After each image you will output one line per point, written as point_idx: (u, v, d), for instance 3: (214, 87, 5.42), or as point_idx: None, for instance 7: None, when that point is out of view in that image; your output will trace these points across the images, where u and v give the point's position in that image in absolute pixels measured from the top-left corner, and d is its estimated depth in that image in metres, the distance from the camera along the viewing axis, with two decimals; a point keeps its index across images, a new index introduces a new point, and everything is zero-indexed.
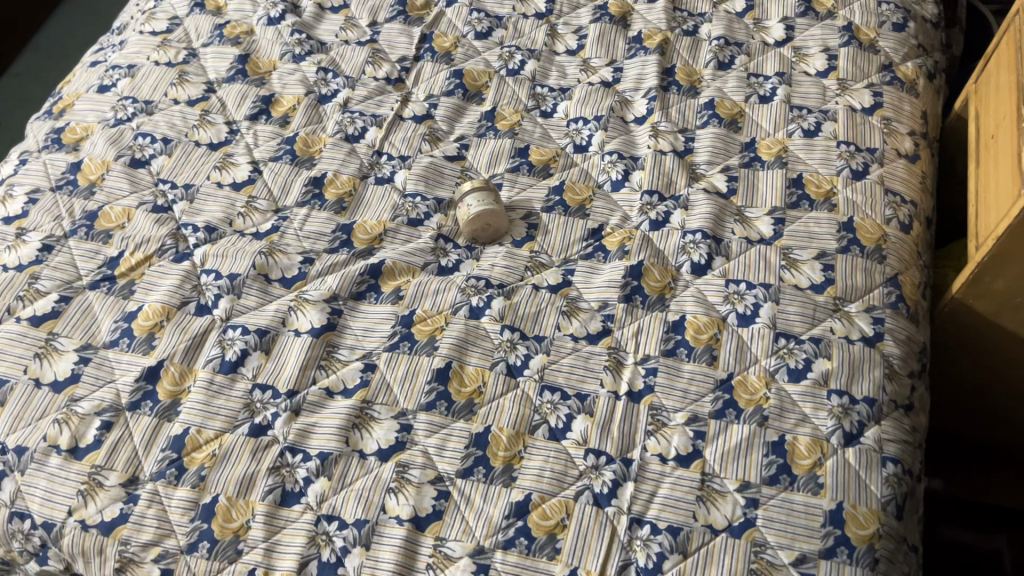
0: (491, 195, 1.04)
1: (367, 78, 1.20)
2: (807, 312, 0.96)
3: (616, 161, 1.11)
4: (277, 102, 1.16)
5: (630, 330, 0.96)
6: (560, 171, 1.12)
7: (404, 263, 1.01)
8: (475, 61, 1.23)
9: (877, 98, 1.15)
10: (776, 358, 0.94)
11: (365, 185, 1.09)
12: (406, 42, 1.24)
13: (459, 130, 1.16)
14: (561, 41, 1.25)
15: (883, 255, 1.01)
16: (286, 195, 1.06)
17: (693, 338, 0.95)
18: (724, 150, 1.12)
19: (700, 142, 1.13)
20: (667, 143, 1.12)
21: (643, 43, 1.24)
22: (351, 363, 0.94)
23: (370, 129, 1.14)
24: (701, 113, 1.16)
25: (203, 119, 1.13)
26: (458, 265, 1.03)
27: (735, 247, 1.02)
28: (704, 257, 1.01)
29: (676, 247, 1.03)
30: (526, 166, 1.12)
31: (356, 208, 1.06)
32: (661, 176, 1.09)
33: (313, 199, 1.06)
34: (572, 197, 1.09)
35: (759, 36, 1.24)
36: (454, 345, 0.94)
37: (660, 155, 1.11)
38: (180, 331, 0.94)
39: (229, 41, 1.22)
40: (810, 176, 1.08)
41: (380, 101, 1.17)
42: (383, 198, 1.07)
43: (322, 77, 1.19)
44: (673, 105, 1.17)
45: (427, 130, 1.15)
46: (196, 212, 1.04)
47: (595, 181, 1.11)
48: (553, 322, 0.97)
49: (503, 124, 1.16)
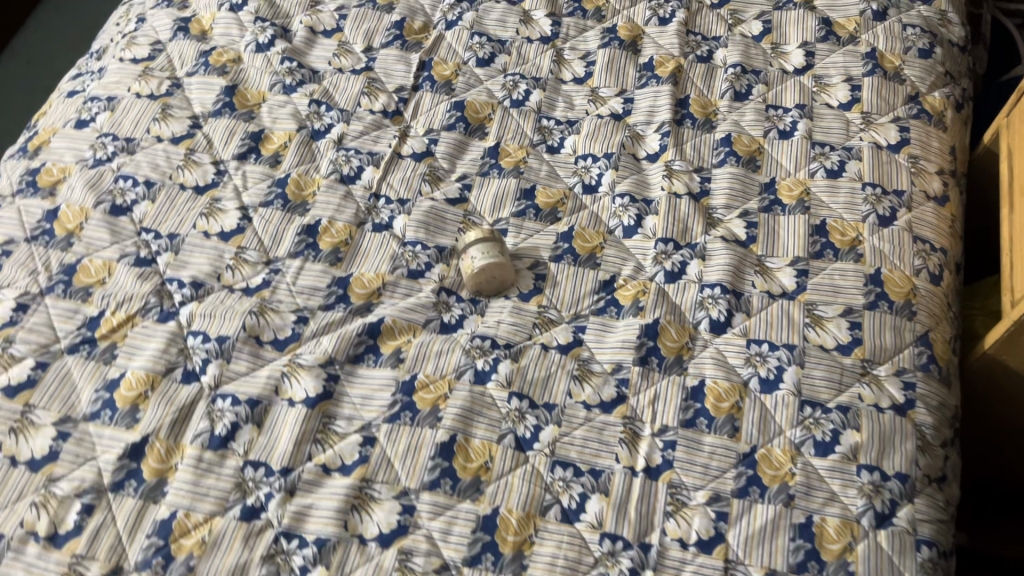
0: (496, 246, 0.98)
1: (362, 110, 1.13)
2: (834, 377, 0.91)
3: (628, 204, 1.05)
4: (267, 139, 1.09)
5: (646, 397, 0.90)
6: (568, 215, 1.05)
7: (405, 321, 0.95)
8: (477, 91, 1.16)
9: (904, 134, 1.09)
10: (801, 429, 0.88)
11: (362, 233, 1.02)
12: (404, 70, 1.17)
13: (461, 168, 1.09)
14: (568, 68, 1.18)
15: (912, 311, 0.96)
16: (278, 244, 1.00)
17: (713, 407, 0.89)
18: (742, 192, 1.05)
19: (717, 183, 1.06)
20: (681, 184, 1.06)
21: (655, 71, 1.17)
22: (349, 436, 0.88)
23: (366, 168, 1.07)
24: (718, 149, 1.09)
25: (188, 159, 1.06)
26: (462, 321, 0.96)
27: (756, 302, 0.96)
28: (723, 314, 0.95)
29: (693, 302, 0.97)
30: (533, 210, 1.05)
31: (352, 259, 1.00)
32: (676, 222, 1.03)
33: (307, 249, 1.00)
34: (582, 244, 1.02)
35: (778, 62, 1.18)
36: (458, 416, 0.88)
37: (675, 198, 1.04)
38: (165, 402, 0.88)
39: (215, 71, 1.15)
40: (835, 222, 1.02)
41: (376, 137, 1.10)
42: (381, 247, 1.01)
43: (315, 110, 1.12)
44: (688, 141, 1.10)
45: (427, 169, 1.08)
46: (182, 265, 0.97)
47: (606, 225, 1.04)
48: (564, 387, 0.91)
49: (507, 161, 1.10)
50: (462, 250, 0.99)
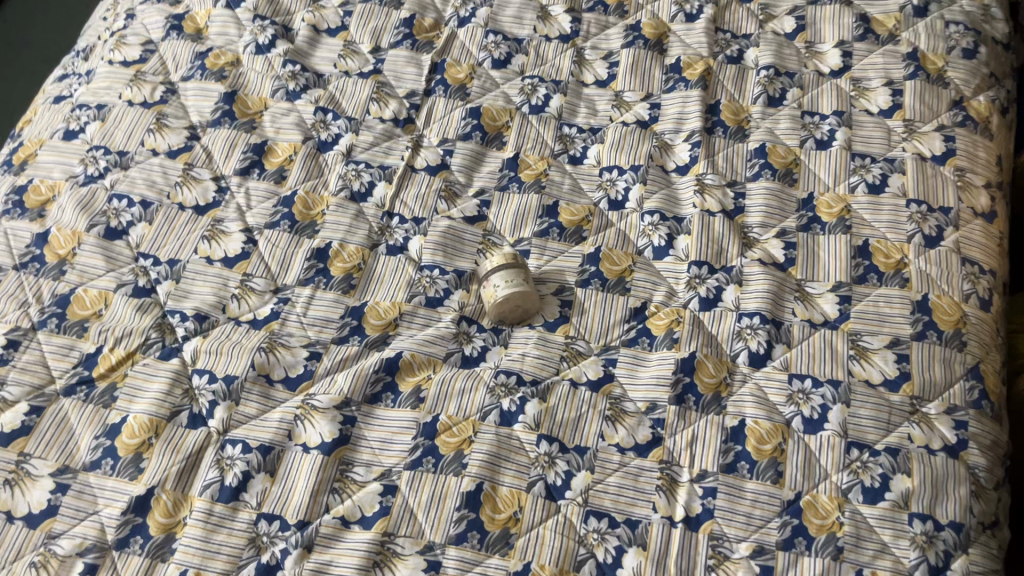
0: (519, 272, 0.92)
1: (371, 119, 1.06)
2: (882, 416, 0.86)
3: (658, 222, 0.98)
4: (271, 152, 1.02)
5: (682, 439, 0.85)
6: (594, 234, 0.98)
7: (425, 355, 0.89)
8: (493, 95, 1.08)
9: (949, 144, 1.02)
10: (848, 474, 0.83)
11: (375, 256, 0.95)
12: (415, 73, 1.09)
13: (478, 182, 1.02)
14: (589, 69, 1.11)
15: (962, 341, 0.90)
16: (286, 271, 0.93)
17: (754, 450, 0.84)
18: (779, 210, 0.99)
19: (752, 200, 1.00)
20: (715, 201, 0.99)
21: (683, 73, 1.10)
22: (368, 485, 0.82)
23: (378, 184, 1.01)
24: (751, 161, 1.03)
25: (187, 175, 0.99)
26: (485, 354, 0.90)
27: (797, 333, 0.91)
28: (763, 346, 0.90)
29: (730, 333, 0.91)
30: (556, 229, 0.98)
31: (365, 286, 0.93)
32: (710, 243, 0.96)
33: (317, 276, 0.93)
34: (610, 267, 0.96)
35: (813, 63, 1.11)
36: (485, 462, 0.83)
37: (708, 217, 0.98)
38: (171, 450, 0.82)
39: (212, 75, 1.07)
40: (878, 242, 0.96)
41: (388, 148, 1.03)
42: (396, 273, 0.94)
43: (321, 118, 1.05)
44: (719, 152, 1.04)
45: (443, 185, 1.01)
46: (184, 295, 0.91)
47: (634, 246, 0.98)
48: (595, 429, 0.85)
49: (528, 174, 1.03)
50: (483, 276, 0.93)
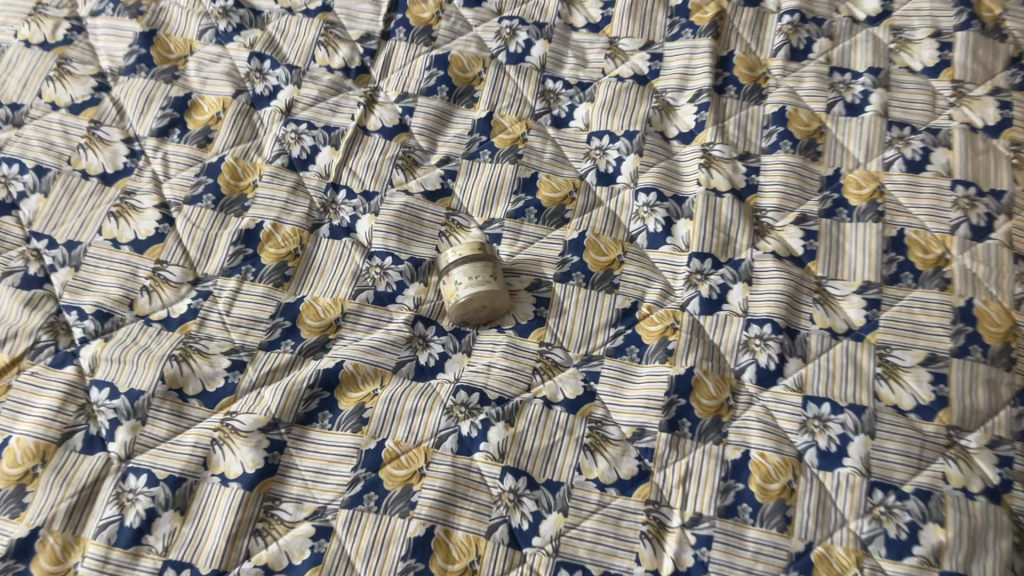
0: (487, 266, 0.77)
1: (317, 68, 0.89)
2: (912, 451, 0.71)
3: (654, 202, 0.82)
4: (195, 107, 0.85)
5: (674, 474, 0.71)
6: (578, 215, 0.83)
7: (370, 366, 0.75)
8: (465, 40, 0.91)
9: (1005, 111, 0.85)
10: (869, 521, 0.69)
11: (316, 240, 0.80)
12: (372, 11, 0.92)
13: (443, 148, 0.86)
14: (579, 10, 0.94)
15: (1012, 358, 0.75)
16: (208, 258, 0.78)
17: (759, 491, 0.70)
18: (799, 191, 0.83)
19: (768, 176, 0.84)
20: (722, 177, 0.83)
21: (690, 17, 0.93)
22: (297, 526, 0.69)
23: (322, 149, 0.84)
24: (767, 129, 0.86)
25: (91, 135, 0.83)
26: (443, 363, 0.76)
27: (814, 344, 0.76)
28: (774, 360, 0.75)
29: (735, 343, 0.77)
30: (534, 208, 0.83)
31: (302, 277, 0.78)
32: (716, 231, 0.81)
33: (245, 264, 0.78)
34: (595, 258, 0.80)
35: (845, 7, 0.93)
36: (438, 501, 0.69)
37: (714, 197, 0.82)
38: (61, 482, 0.69)
39: (126, 10, 0.90)
40: (916, 233, 0.80)
41: (336, 105, 0.87)
42: (340, 262, 0.79)
43: (257, 67, 0.88)
44: (730, 116, 0.87)
45: (400, 151, 0.85)
46: (83, 287, 0.76)
47: (625, 231, 0.82)
48: (571, 461, 0.72)
49: (502, 138, 0.86)
50: (443, 269, 0.78)
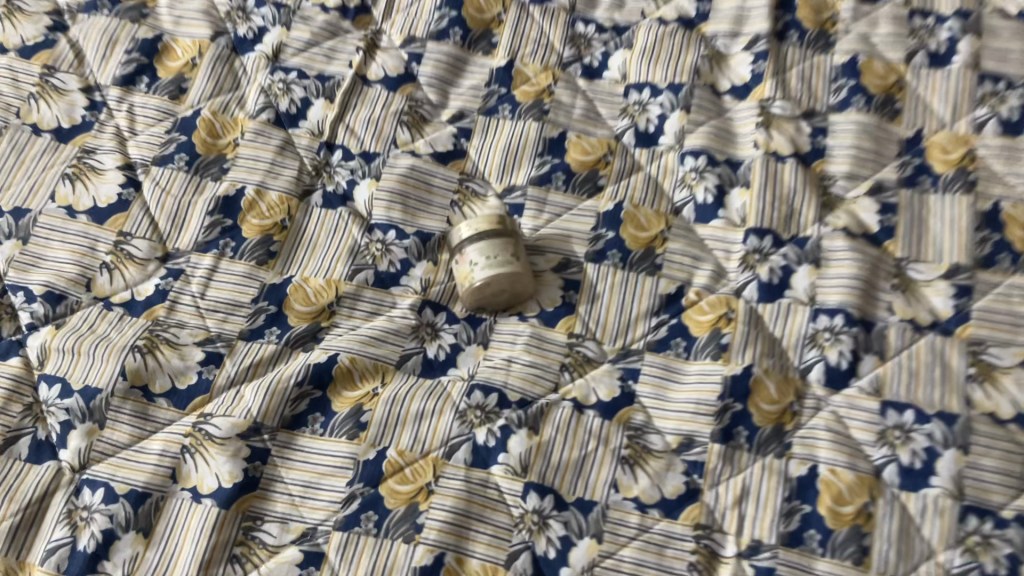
0: (508, 243, 0.65)
1: (309, 6, 0.76)
2: (1012, 470, 0.59)
3: (704, 168, 0.70)
4: (166, 51, 0.73)
5: (727, 493, 0.60)
6: (614, 182, 0.71)
7: (369, 360, 0.63)
8: None
9: None
10: (962, 554, 0.57)
11: (308, 209, 0.68)
12: None
13: (456, 102, 0.74)
14: None
15: None
16: (180, 231, 0.67)
17: (830, 515, 0.59)
18: (874, 156, 0.70)
19: (837, 139, 0.71)
20: (784, 139, 0.71)
21: None
22: (282, 552, 0.58)
23: (315, 102, 0.72)
24: (836, 82, 0.74)
25: (45, 83, 0.71)
26: (455, 357, 0.65)
27: (893, 339, 0.65)
28: (847, 358, 0.64)
29: (800, 337, 0.65)
30: (562, 174, 0.71)
31: (291, 253, 0.67)
32: (777, 203, 0.69)
33: (224, 238, 0.67)
34: (634, 233, 0.68)
35: None
36: (449, 524, 0.58)
37: (775, 162, 0.70)
38: (3, 496, 0.58)
39: None
40: (1014, 208, 0.68)
41: (331, 49, 0.74)
42: (335, 236, 0.68)
43: (239, 5, 0.76)
44: (792, 67, 0.75)
45: (406, 105, 0.73)
46: (33, 264, 0.65)
47: (669, 201, 0.70)
48: (606, 476, 0.60)
49: (524, 91, 0.74)
50: (456, 247, 0.66)
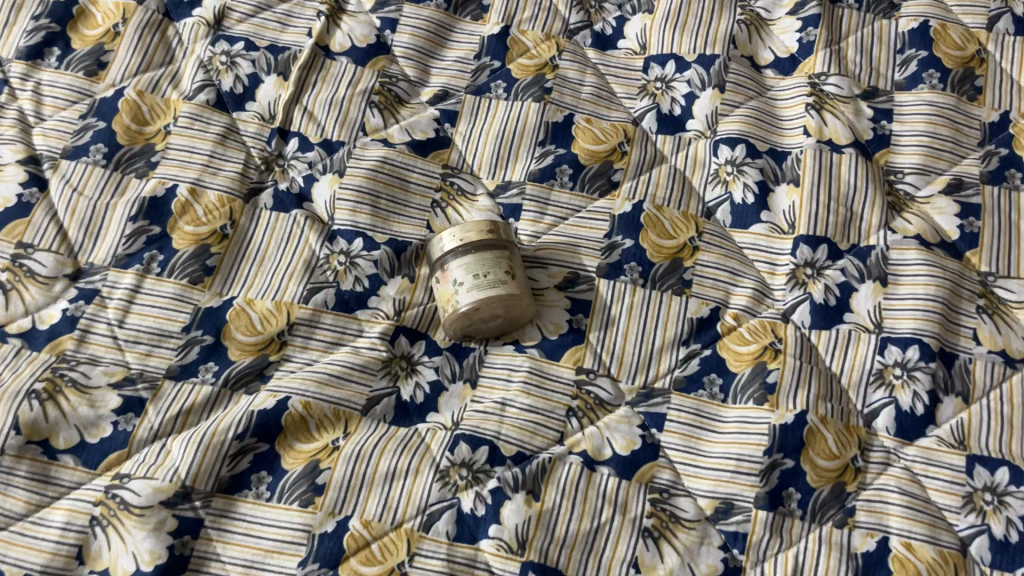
0: (500, 258, 0.52)
1: None
2: None
3: (742, 160, 0.57)
4: (83, 16, 0.60)
5: (776, 572, 0.48)
6: (632, 178, 0.58)
7: (328, 405, 0.51)
8: None
9: None
10: None
11: (255, 214, 0.56)
12: None
13: (439, 79, 0.61)
14: None
15: None
16: (95, 241, 0.54)
17: None
18: (951, 145, 0.58)
19: (905, 124, 0.58)
20: (840, 124, 0.58)
21: None
22: None
23: (266, 79, 0.59)
24: (903, 54, 0.61)
25: None
26: (436, 400, 0.52)
27: (980, 377, 0.52)
28: (923, 401, 0.51)
29: (863, 373, 0.52)
30: (568, 167, 0.58)
31: (232, 269, 0.54)
32: (832, 205, 0.56)
33: (149, 250, 0.54)
34: (657, 242, 0.56)
35: None
36: None
37: (829, 153, 0.57)
38: None
39: None
40: None
41: (287, 15, 0.61)
42: (287, 248, 0.55)
43: None
44: (848, 35, 0.62)
45: (378, 82, 0.60)
46: None
47: (699, 201, 0.57)
48: (624, 552, 0.48)
49: (522, 64, 0.61)
50: (436, 262, 0.53)
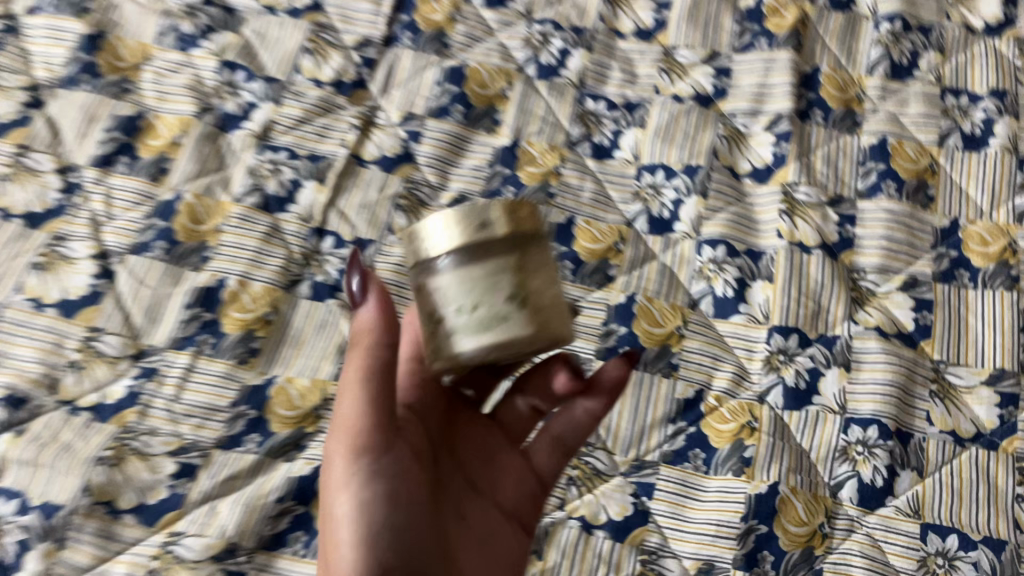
0: (504, 266, 0.44)
1: (302, 81, 0.72)
2: None
3: (723, 259, 0.65)
4: (148, 128, 0.68)
5: None
6: (626, 271, 0.65)
7: None
8: (486, 49, 0.74)
9: None
10: None
11: (294, 301, 0.64)
12: (371, 11, 0.75)
13: (457, 184, 0.69)
14: (628, 13, 0.77)
15: None
16: (154, 326, 0.61)
17: None
18: (907, 247, 0.65)
19: (867, 228, 0.66)
20: (810, 228, 0.66)
21: (764, 24, 0.75)
22: None
23: (306, 185, 0.68)
24: (864, 165, 0.69)
25: (17, 163, 0.65)
26: None
27: (933, 453, 0.59)
28: (881, 475, 0.58)
29: (830, 450, 0.59)
30: (569, 263, 0.65)
31: (274, 350, 0.62)
32: (804, 301, 0.64)
33: (202, 333, 0.61)
34: (648, 329, 0.63)
35: (957, 13, 0.76)
36: None
37: (800, 253, 0.65)
38: None
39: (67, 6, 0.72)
40: None
41: (324, 128, 0.70)
42: (322, 333, 0.63)
43: (228, 79, 0.71)
44: (816, 148, 0.70)
45: (403, 188, 0.68)
46: None
47: (685, 293, 0.65)
48: None
49: (530, 172, 0.69)
50: (424, 263, 0.44)
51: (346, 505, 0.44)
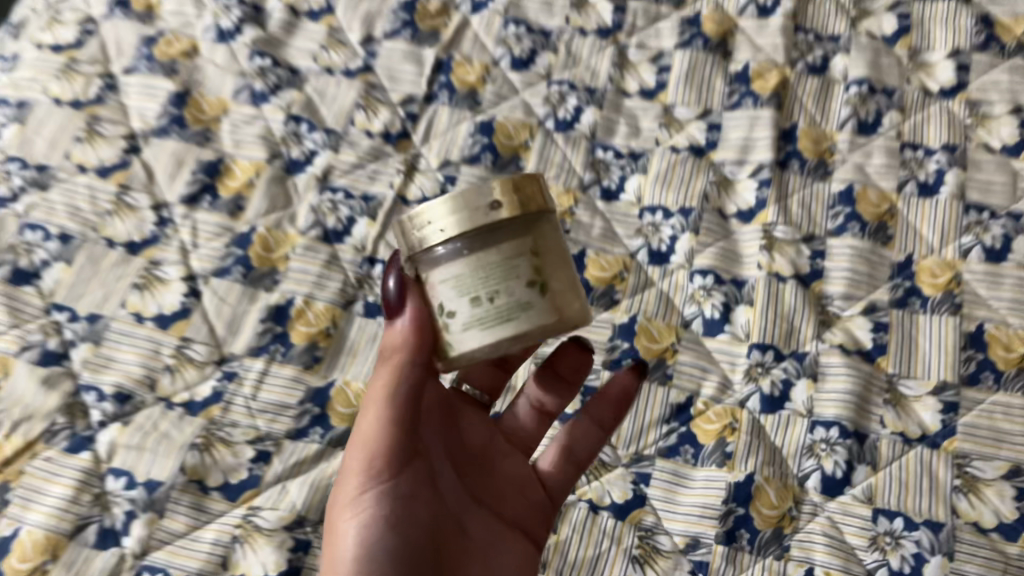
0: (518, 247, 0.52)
1: (356, 132, 0.84)
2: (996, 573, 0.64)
3: (711, 286, 0.77)
4: (227, 172, 0.81)
5: None
6: (629, 295, 0.78)
7: None
8: (511, 105, 0.87)
9: None
10: None
11: (350, 318, 0.76)
12: (414, 72, 0.88)
13: None
14: (633, 75, 0.89)
15: None
16: (234, 336, 0.74)
17: None
18: (867, 278, 0.77)
19: (834, 262, 0.78)
20: (786, 261, 0.78)
21: (751, 86, 0.88)
22: None
23: (359, 220, 0.80)
24: (834, 209, 0.81)
25: (120, 201, 0.78)
26: None
27: (885, 450, 0.70)
28: (841, 467, 0.69)
29: (799, 447, 0.71)
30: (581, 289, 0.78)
31: (334, 359, 0.74)
32: (779, 322, 0.75)
33: (274, 343, 0.74)
34: (647, 345, 0.75)
35: (918, 77, 0.88)
36: None
37: (777, 282, 0.77)
38: None
39: (160, 68, 0.85)
40: (996, 329, 0.74)
41: (374, 173, 0.83)
42: (374, 343, 0.75)
43: (293, 130, 0.84)
44: (793, 193, 0.82)
45: None
46: (105, 364, 0.71)
47: (679, 315, 0.77)
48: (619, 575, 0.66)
49: None
50: (438, 247, 0.53)
51: (354, 527, 0.54)
